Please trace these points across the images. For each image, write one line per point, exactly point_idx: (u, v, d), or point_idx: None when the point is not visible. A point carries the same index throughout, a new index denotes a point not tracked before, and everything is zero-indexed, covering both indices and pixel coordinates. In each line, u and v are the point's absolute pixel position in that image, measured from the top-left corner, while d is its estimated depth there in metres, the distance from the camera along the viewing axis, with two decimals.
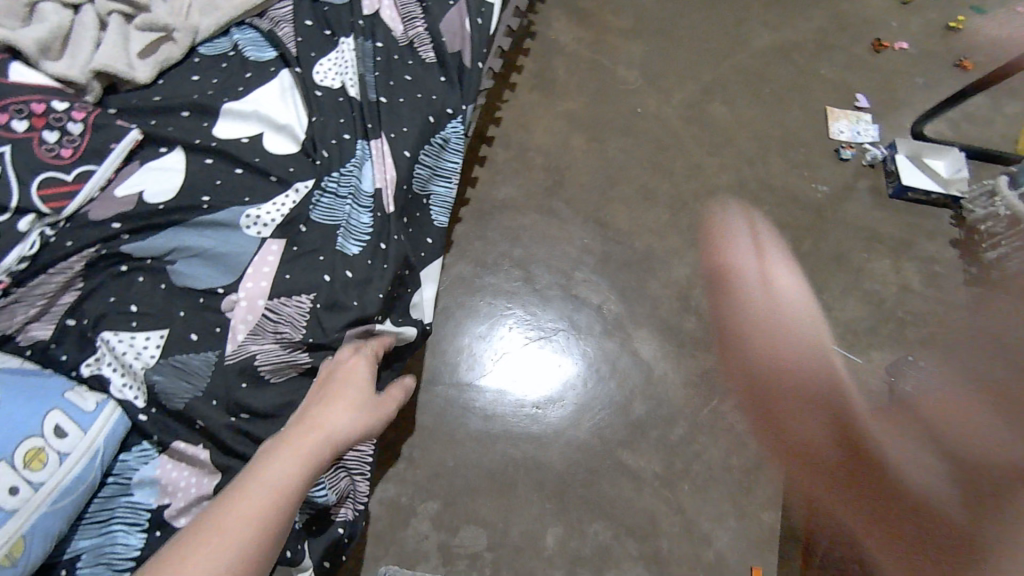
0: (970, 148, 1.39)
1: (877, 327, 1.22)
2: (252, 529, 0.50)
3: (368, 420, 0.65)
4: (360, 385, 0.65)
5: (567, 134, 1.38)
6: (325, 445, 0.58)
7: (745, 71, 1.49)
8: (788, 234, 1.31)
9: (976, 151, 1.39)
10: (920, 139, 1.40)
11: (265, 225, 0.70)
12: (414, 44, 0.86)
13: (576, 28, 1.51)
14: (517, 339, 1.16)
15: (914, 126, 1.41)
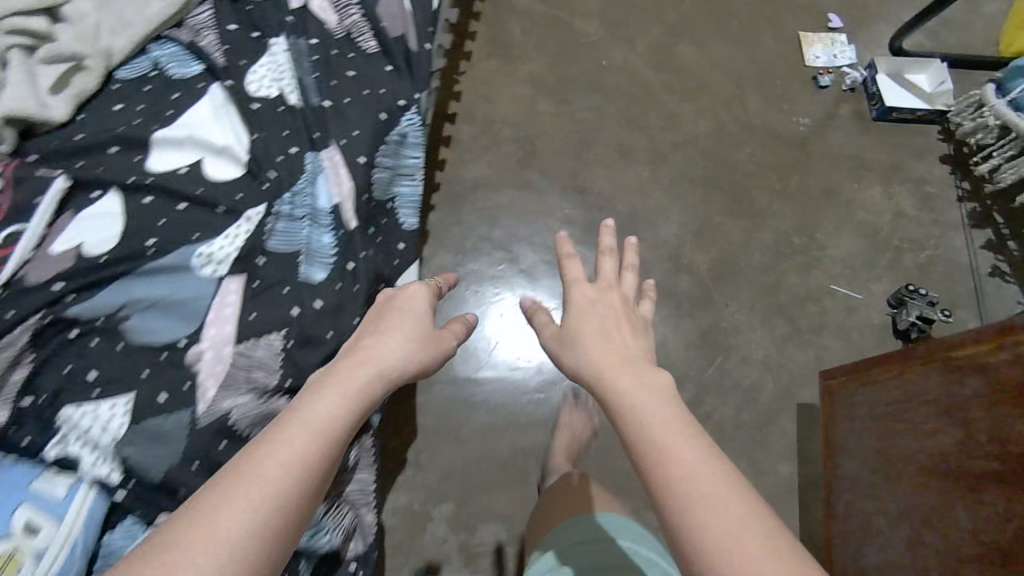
0: (950, 57, 1.34)
1: (874, 260, 1.19)
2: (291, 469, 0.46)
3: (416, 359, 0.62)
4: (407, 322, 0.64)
5: (532, 100, 1.30)
6: (374, 380, 0.57)
7: (710, 5, 1.40)
8: (774, 174, 1.25)
9: (958, 59, 1.34)
10: (900, 55, 1.34)
11: (220, 263, 0.64)
12: (352, 34, 0.78)
13: None
14: (512, 311, 1.13)
15: (892, 42, 1.34)
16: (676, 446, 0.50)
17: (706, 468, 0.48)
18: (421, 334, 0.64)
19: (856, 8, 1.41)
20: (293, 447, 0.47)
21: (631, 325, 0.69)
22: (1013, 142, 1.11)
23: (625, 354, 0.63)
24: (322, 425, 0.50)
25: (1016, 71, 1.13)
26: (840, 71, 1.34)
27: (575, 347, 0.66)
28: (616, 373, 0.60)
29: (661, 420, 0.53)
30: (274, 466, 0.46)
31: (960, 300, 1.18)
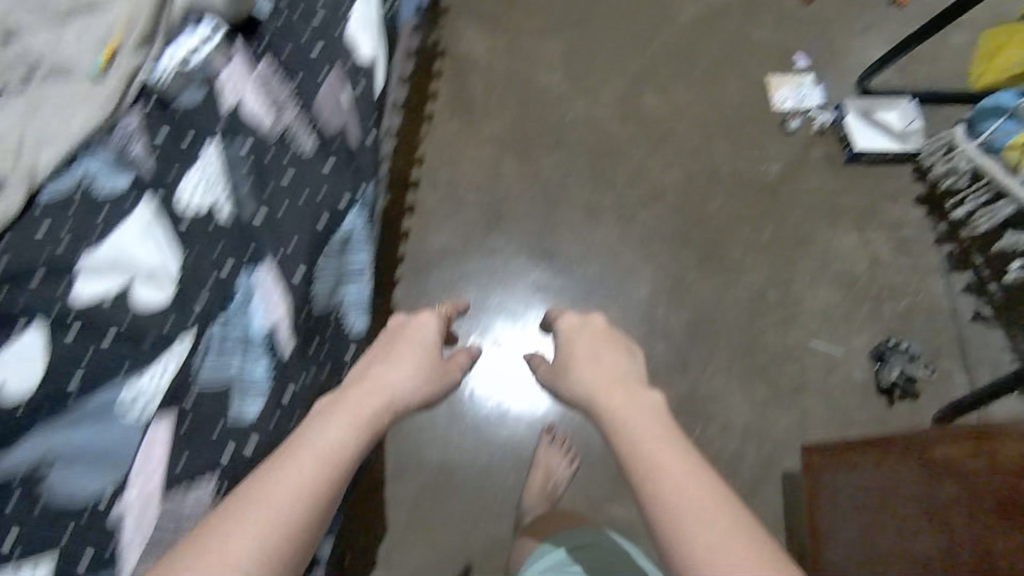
0: (920, 94, 1.31)
1: (852, 312, 1.17)
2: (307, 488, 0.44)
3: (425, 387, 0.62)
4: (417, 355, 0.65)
5: (496, 161, 1.27)
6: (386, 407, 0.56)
7: (674, 49, 1.37)
8: (747, 226, 1.22)
9: (928, 96, 1.31)
10: (869, 94, 1.32)
11: (148, 401, 0.60)
12: (288, 134, 0.73)
13: (487, 35, 1.38)
14: (501, 331, 1.14)
15: (860, 82, 1.31)
16: (665, 467, 0.47)
17: (700, 486, 0.46)
18: (432, 363, 0.64)
19: (822, 45, 1.38)
20: (306, 468, 0.46)
21: (622, 348, 0.67)
22: (987, 189, 1.08)
23: (616, 374, 0.62)
24: (333, 448, 0.48)
25: (988, 111, 1.10)
26: (810, 113, 1.30)
27: (566, 371, 0.65)
28: (606, 393, 0.58)
29: (652, 440, 0.50)
30: (287, 487, 0.44)
31: (942, 349, 1.15)
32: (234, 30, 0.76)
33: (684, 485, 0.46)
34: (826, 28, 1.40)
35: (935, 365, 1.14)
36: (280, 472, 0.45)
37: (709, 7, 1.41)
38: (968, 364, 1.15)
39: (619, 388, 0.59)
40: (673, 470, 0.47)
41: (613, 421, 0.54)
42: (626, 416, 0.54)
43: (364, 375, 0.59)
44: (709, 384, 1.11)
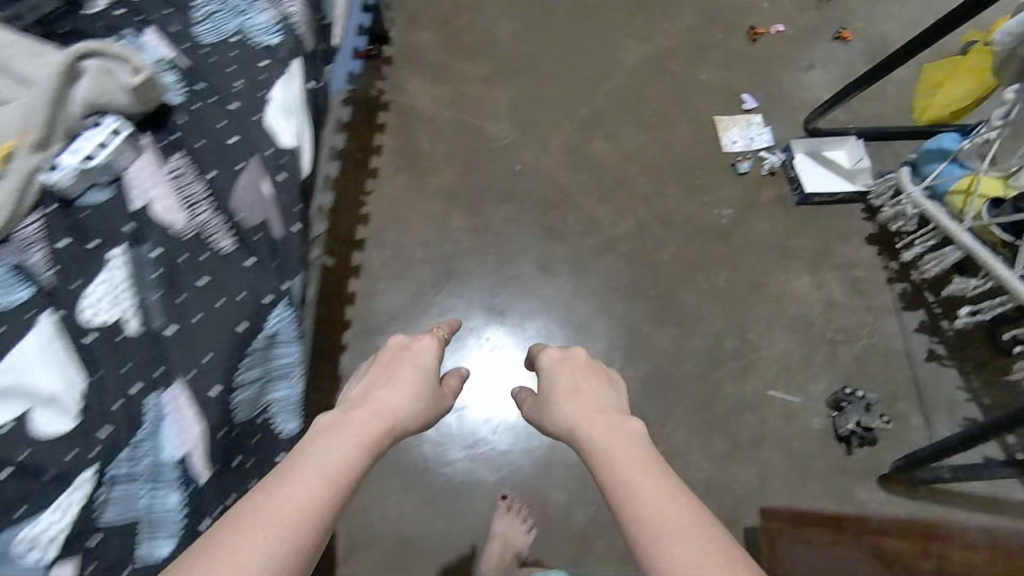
0: (866, 131, 1.31)
1: (810, 358, 1.15)
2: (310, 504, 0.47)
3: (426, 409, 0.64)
4: (421, 370, 0.66)
5: (444, 215, 1.24)
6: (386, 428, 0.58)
7: (622, 95, 1.36)
8: (701, 273, 1.21)
9: (874, 133, 1.31)
10: (815, 134, 1.32)
11: (48, 544, 0.54)
12: (203, 233, 0.70)
13: (432, 86, 1.35)
14: (482, 352, 1.14)
15: (807, 121, 1.32)
16: (641, 484, 0.54)
17: (674, 502, 0.52)
18: (432, 384, 0.66)
19: (769, 84, 1.38)
20: (308, 490, 0.48)
21: (601, 373, 0.70)
22: (932, 234, 1.08)
23: (597, 399, 0.66)
24: (333, 470, 0.51)
25: (929, 155, 1.12)
26: (759, 155, 1.30)
27: (548, 397, 0.68)
28: (588, 421, 0.62)
29: (632, 466, 0.56)
30: (292, 510, 0.46)
31: (899, 391, 1.14)
32: (142, 125, 0.72)
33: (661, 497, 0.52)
34: (772, 68, 1.40)
35: (894, 407, 1.13)
36: (284, 492, 0.47)
37: (655, 49, 1.40)
38: (926, 404, 1.14)
39: (601, 416, 0.63)
40: (650, 488, 0.53)
41: (597, 458, 0.58)
42: (610, 444, 0.59)
43: (361, 398, 0.60)
44: (669, 442, 1.08)
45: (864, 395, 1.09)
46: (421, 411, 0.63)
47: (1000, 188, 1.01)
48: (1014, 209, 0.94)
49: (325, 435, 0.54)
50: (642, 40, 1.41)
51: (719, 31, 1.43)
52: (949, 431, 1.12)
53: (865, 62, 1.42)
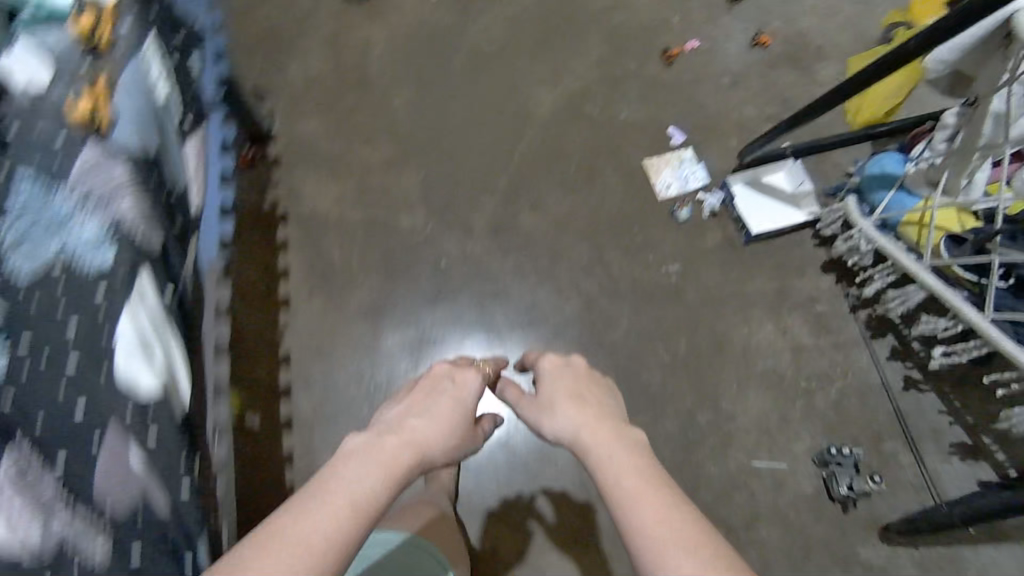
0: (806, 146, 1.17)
1: (788, 415, 1.09)
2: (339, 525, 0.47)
3: (454, 444, 0.64)
4: (450, 405, 0.66)
5: (373, 334, 1.11)
6: (416, 454, 0.58)
7: (541, 153, 1.24)
8: (660, 344, 1.12)
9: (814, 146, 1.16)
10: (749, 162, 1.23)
11: None
12: (65, 544, 0.55)
13: (329, 183, 1.19)
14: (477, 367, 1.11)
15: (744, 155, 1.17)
16: (645, 486, 0.53)
17: (679, 512, 0.50)
18: (465, 423, 0.67)
19: (693, 114, 1.28)
20: (340, 519, 0.47)
21: (600, 388, 0.72)
22: (889, 269, 1.02)
23: (600, 409, 0.65)
24: (365, 492, 0.51)
25: (876, 179, 1.05)
26: (697, 198, 1.21)
27: (550, 404, 0.68)
28: (589, 430, 0.61)
29: (631, 470, 0.55)
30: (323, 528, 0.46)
31: (883, 431, 1.09)
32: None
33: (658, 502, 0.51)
34: (693, 92, 1.30)
35: (880, 449, 1.08)
36: (324, 502, 0.48)
37: (567, 93, 1.28)
38: (912, 436, 1.09)
39: (605, 425, 0.62)
40: (648, 492, 0.52)
41: (596, 455, 0.58)
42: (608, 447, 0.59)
43: (395, 423, 0.61)
44: None
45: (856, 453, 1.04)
46: (452, 446, 0.64)
47: (957, 219, 0.95)
48: (976, 247, 0.89)
49: (359, 457, 0.54)
50: (551, 85, 1.29)
51: (631, 58, 1.31)
52: (939, 461, 1.07)
53: (787, 70, 1.33)
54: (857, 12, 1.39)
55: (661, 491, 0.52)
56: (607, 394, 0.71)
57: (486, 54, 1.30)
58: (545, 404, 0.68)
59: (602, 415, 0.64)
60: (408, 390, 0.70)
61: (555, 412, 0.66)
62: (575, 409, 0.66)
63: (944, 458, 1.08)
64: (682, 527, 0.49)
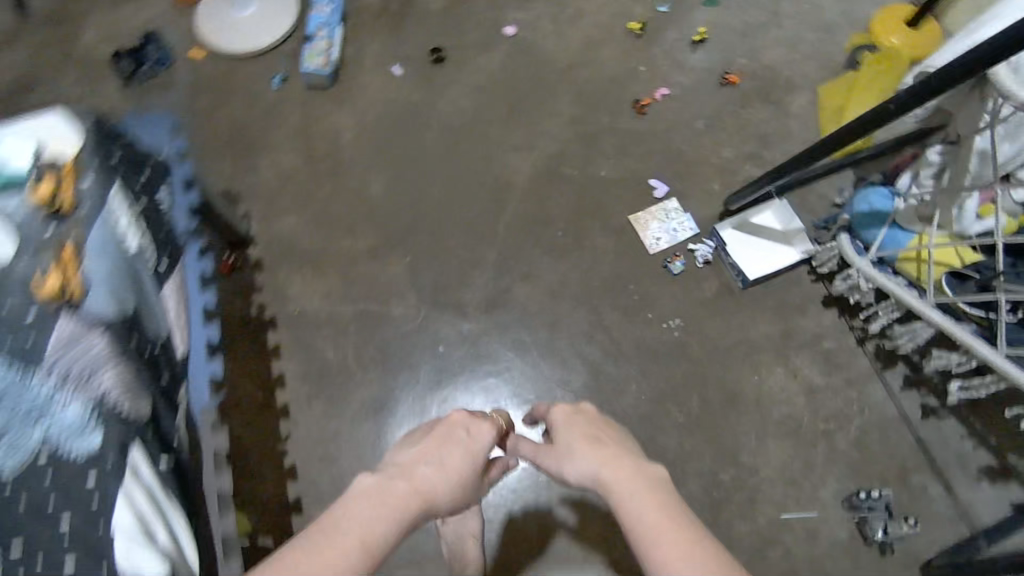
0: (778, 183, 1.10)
1: (812, 461, 1.06)
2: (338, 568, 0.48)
3: (456, 493, 0.64)
4: (457, 450, 0.66)
5: (377, 432, 1.08)
6: (418, 500, 0.58)
7: (526, 220, 1.22)
8: (671, 405, 1.10)
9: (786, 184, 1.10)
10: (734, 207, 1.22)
11: None
12: None
13: (315, 279, 1.17)
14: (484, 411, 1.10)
15: (733, 200, 1.16)
16: (679, 532, 0.52)
17: (707, 558, 0.50)
18: (475, 468, 0.66)
19: (672, 163, 1.27)
20: (348, 554, 0.50)
21: (616, 431, 0.71)
22: (893, 307, 1.00)
23: (622, 454, 0.63)
24: (372, 536, 0.52)
25: (865, 217, 1.04)
26: (689, 249, 1.19)
27: (567, 445, 0.66)
28: (615, 473, 0.60)
29: (651, 499, 0.56)
30: (325, 572, 0.47)
31: (909, 464, 1.06)
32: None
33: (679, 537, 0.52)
34: (669, 141, 1.29)
35: (908, 483, 1.05)
36: (323, 558, 0.48)
37: (544, 156, 1.27)
38: (940, 466, 1.06)
39: (626, 463, 0.60)
40: (670, 531, 0.52)
41: (615, 494, 0.58)
42: (613, 459, 0.61)
43: (405, 470, 0.61)
44: None
45: (888, 491, 1.02)
46: (457, 493, 0.64)
47: (955, 253, 0.94)
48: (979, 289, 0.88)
49: (365, 500, 0.55)
50: (527, 150, 1.28)
51: (603, 113, 1.31)
52: (971, 488, 1.04)
53: (756, 108, 1.34)
54: (816, 40, 1.41)
55: (688, 530, 0.52)
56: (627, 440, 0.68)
57: (458, 129, 1.29)
58: (559, 447, 0.67)
59: (622, 454, 0.63)
60: (421, 431, 0.71)
61: (575, 455, 0.64)
62: (590, 441, 0.65)
63: (976, 484, 1.04)
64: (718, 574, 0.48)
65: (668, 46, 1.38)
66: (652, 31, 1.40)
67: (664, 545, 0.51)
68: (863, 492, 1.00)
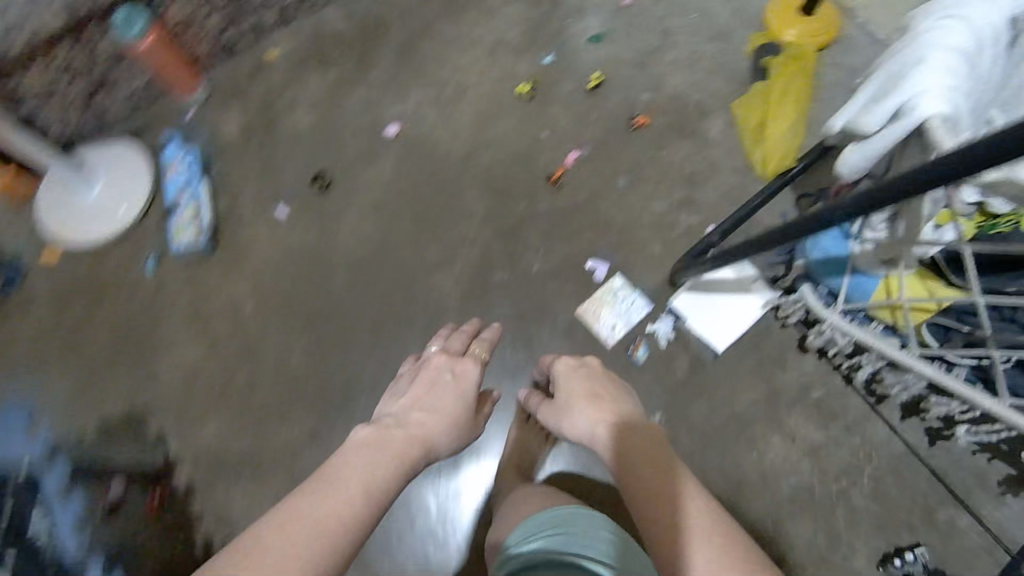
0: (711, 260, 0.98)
1: (833, 528, 1.01)
2: (346, 510, 0.61)
3: (455, 429, 0.84)
4: (453, 391, 0.88)
5: None
6: (414, 442, 0.77)
7: None
8: None
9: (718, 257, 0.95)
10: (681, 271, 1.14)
11: None
12: None
13: (260, 482, 1.04)
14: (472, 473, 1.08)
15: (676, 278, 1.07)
16: (658, 468, 0.69)
17: (701, 500, 0.65)
18: (472, 402, 0.89)
19: (605, 235, 1.17)
20: (351, 500, 0.63)
21: (614, 382, 0.87)
22: (877, 357, 0.93)
23: (617, 411, 0.80)
24: (369, 489, 0.65)
25: (824, 264, 0.96)
26: (650, 330, 1.10)
27: (566, 401, 0.86)
28: (609, 428, 0.78)
29: (643, 447, 0.73)
30: (338, 512, 0.61)
31: (931, 501, 1.01)
32: None
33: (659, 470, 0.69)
34: (596, 209, 1.18)
35: (936, 524, 1.00)
36: (330, 504, 0.61)
37: (469, 265, 1.15)
38: (963, 492, 1.01)
39: (620, 422, 0.78)
40: (653, 472, 0.69)
41: (618, 449, 0.75)
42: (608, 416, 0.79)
43: (405, 419, 0.81)
44: None
45: (923, 549, 0.98)
46: (453, 428, 0.85)
47: None
48: (966, 343, 0.83)
49: (371, 446, 0.73)
50: (450, 264, 1.16)
51: (518, 197, 1.20)
52: (996, 509, 1.00)
53: (676, 145, 1.23)
54: (716, 49, 1.30)
55: (671, 475, 0.68)
56: (619, 389, 0.86)
57: (367, 261, 1.16)
58: (557, 403, 0.87)
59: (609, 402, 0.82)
60: (411, 376, 0.93)
61: (576, 414, 0.83)
62: (593, 405, 0.82)
63: (1000, 505, 1.00)
64: (703, 508, 0.64)
65: (564, 101, 1.27)
66: (543, 89, 1.28)
67: (659, 485, 0.67)
68: (897, 558, 0.98)
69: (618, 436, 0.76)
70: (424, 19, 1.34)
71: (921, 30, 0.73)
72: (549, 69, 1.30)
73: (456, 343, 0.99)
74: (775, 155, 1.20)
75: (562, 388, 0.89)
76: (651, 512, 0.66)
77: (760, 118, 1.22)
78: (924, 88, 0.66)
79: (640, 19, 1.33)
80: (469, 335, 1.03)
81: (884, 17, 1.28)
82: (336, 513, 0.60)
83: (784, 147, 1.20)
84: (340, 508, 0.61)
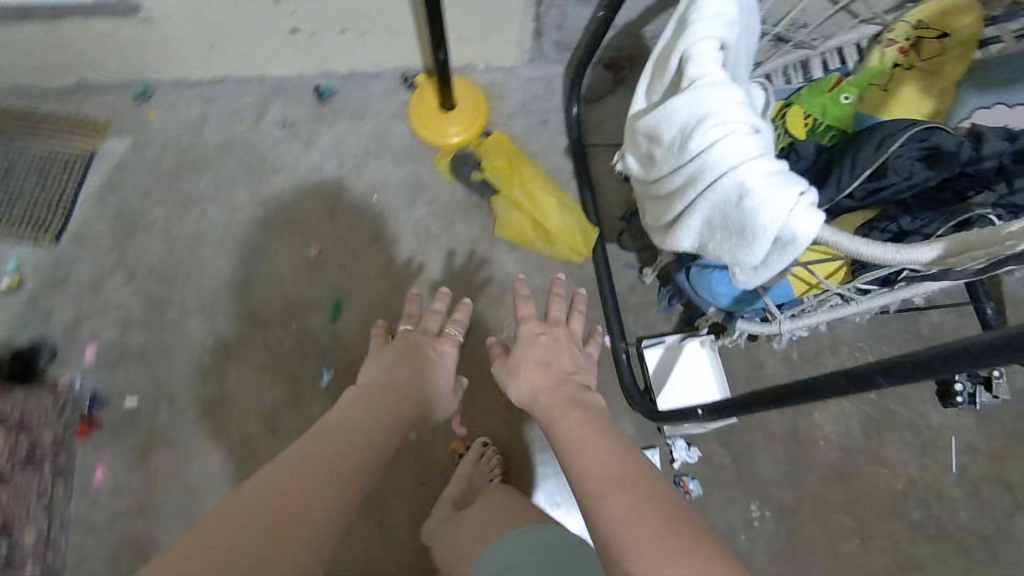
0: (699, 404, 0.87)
1: (902, 420, 1.08)
2: (375, 423, 0.72)
3: (442, 399, 0.88)
4: (436, 375, 0.89)
5: None
6: (405, 401, 0.79)
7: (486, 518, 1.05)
8: (833, 541, 1.03)
9: (712, 404, 0.84)
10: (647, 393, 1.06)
11: None
12: None
13: None
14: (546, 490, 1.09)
15: (656, 418, 0.97)
16: (579, 419, 0.77)
17: (606, 438, 0.72)
18: (450, 383, 0.92)
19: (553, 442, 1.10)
20: (376, 425, 0.71)
21: (562, 338, 0.96)
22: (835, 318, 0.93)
23: (558, 381, 0.87)
24: (381, 433, 0.71)
25: (736, 302, 0.96)
26: (677, 464, 1.05)
27: (515, 365, 0.92)
28: (548, 392, 0.85)
29: (582, 395, 0.84)
30: (372, 420, 0.72)
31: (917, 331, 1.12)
32: None
33: (580, 406, 0.80)
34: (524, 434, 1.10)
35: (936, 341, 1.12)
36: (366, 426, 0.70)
37: None
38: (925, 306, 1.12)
39: (565, 386, 0.86)
40: (574, 417, 0.78)
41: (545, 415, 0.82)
42: (528, 363, 0.91)
43: (399, 379, 0.83)
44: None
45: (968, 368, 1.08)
46: (441, 400, 0.88)
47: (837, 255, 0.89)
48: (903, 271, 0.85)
49: (370, 400, 0.76)
50: None
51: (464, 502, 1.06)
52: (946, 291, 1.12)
53: (505, 315, 1.11)
54: (424, 207, 1.15)
55: (594, 417, 0.78)
56: (560, 343, 0.95)
57: None
58: (509, 362, 0.93)
59: (555, 344, 0.94)
60: (393, 351, 0.90)
61: (517, 377, 0.91)
62: (530, 349, 0.93)
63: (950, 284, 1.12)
64: (603, 440, 0.71)
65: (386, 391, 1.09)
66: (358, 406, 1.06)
67: (578, 433, 0.74)
68: (955, 397, 1.02)
69: (540, 378, 0.88)
70: (177, 484, 1.01)
71: (693, 147, 0.68)
72: (336, 382, 1.06)
73: (430, 321, 0.98)
74: (566, 231, 1.12)
75: (524, 353, 0.93)
76: (571, 450, 0.72)
77: (520, 216, 1.12)
78: (784, 214, 0.62)
79: (341, 251, 1.12)
80: (442, 309, 1.01)
81: (500, 49, 1.18)
82: (371, 423, 0.71)
83: (575, 228, 1.12)
84: (373, 425, 0.71)
